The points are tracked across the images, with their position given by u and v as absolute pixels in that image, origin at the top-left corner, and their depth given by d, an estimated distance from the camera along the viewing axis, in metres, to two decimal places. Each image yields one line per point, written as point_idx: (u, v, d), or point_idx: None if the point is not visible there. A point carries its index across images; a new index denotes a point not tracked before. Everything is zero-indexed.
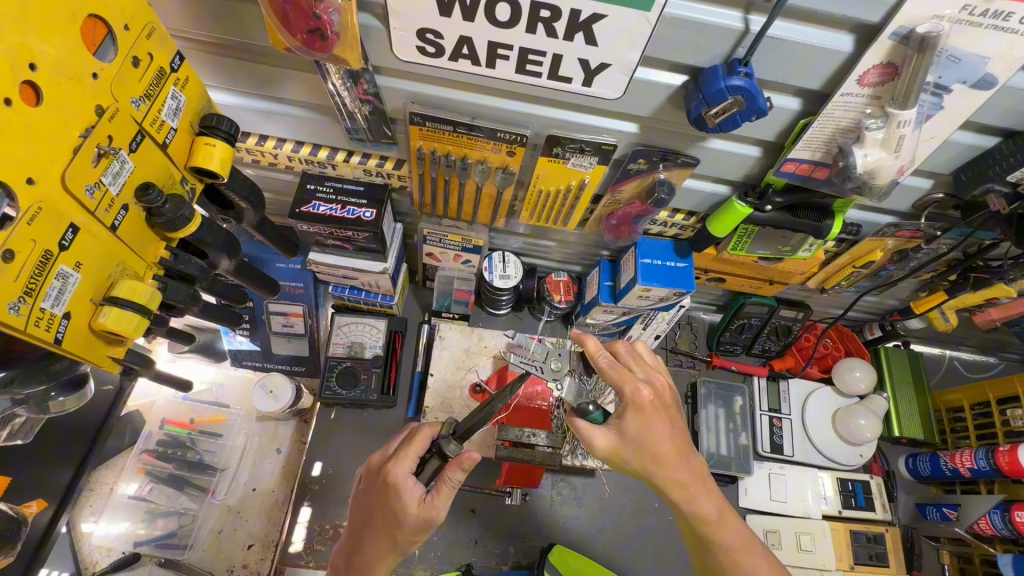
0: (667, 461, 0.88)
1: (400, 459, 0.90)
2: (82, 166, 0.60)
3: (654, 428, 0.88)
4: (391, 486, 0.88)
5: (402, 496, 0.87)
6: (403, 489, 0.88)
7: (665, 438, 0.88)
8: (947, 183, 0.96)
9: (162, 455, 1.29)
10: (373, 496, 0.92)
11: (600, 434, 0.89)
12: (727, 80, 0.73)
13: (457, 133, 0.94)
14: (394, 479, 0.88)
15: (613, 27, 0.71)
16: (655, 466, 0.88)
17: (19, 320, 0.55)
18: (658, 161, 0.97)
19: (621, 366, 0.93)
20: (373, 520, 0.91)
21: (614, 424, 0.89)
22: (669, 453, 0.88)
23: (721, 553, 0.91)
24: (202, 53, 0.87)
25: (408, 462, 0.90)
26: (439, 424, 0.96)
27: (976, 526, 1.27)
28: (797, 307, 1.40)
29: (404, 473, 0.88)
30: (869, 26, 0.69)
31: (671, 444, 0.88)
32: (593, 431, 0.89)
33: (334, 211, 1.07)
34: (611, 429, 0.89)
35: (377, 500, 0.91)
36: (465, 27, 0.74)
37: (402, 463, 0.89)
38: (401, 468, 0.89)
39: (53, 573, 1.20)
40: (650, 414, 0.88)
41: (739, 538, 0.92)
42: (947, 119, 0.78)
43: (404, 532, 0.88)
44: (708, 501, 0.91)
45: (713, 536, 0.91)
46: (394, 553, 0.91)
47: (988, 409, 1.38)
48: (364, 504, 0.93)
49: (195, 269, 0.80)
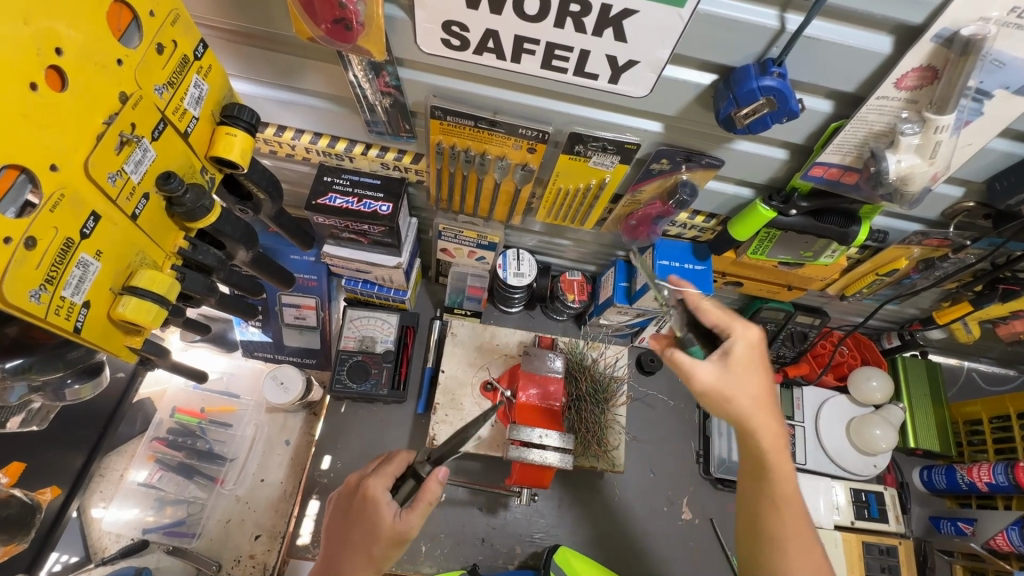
0: (750, 420, 0.79)
1: (376, 476, 0.91)
2: (105, 153, 0.59)
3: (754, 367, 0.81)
4: (366, 499, 0.88)
5: (379, 510, 0.86)
6: (377, 502, 0.87)
7: (743, 395, 0.79)
8: (979, 191, 0.93)
9: (174, 444, 1.30)
10: (347, 514, 0.91)
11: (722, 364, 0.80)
12: (759, 80, 0.71)
13: (478, 128, 0.92)
14: (371, 493, 0.88)
15: (645, 23, 0.69)
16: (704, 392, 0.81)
17: (40, 308, 0.54)
18: (681, 161, 0.95)
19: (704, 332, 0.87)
20: (349, 536, 0.89)
21: (718, 357, 0.81)
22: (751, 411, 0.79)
23: (770, 522, 0.79)
24: (224, 42, 0.87)
25: (384, 479, 0.91)
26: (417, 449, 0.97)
27: (993, 542, 1.24)
28: (813, 314, 1.38)
29: (379, 489, 0.88)
30: (909, 27, 0.67)
31: (750, 401, 0.79)
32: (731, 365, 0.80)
33: (351, 205, 1.07)
34: (715, 360, 0.80)
35: (353, 518, 0.89)
36: (492, 20, 0.72)
37: (379, 479, 0.90)
38: (377, 483, 0.89)
39: (63, 556, 1.21)
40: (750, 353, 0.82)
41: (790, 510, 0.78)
42: (985, 127, 0.76)
43: (377, 548, 0.86)
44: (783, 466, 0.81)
45: (767, 496, 0.80)
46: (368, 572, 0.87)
47: (1008, 423, 1.35)
48: (339, 520, 0.91)
49: (212, 260, 0.79)
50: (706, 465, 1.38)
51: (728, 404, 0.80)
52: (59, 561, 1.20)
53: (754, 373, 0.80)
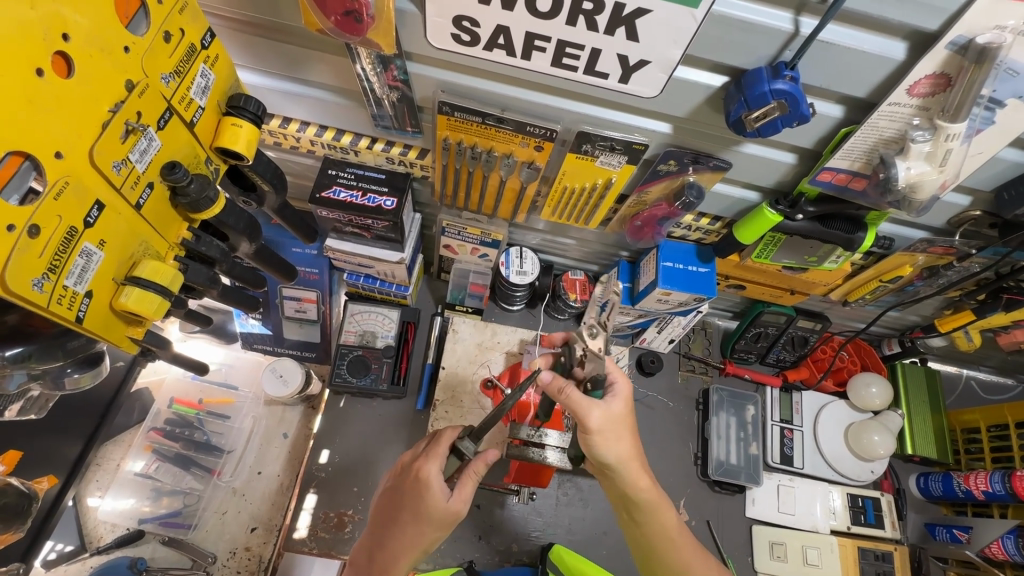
0: (628, 465, 0.95)
1: (430, 458, 0.93)
2: (110, 142, 0.58)
3: (617, 439, 0.94)
4: (422, 482, 0.92)
5: (432, 493, 0.90)
6: (430, 485, 0.91)
7: (620, 446, 0.94)
8: (986, 200, 0.93)
9: (170, 434, 1.32)
10: (396, 492, 0.96)
11: (596, 413, 0.90)
12: (771, 83, 0.71)
13: (485, 125, 0.92)
14: (425, 475, 0.91)
15: (658, 22, 0.68)
16: (591, 439, 0.92)
17: (42, 297, 0.53)
18: (688, 163, 0.95)
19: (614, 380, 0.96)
20: (399, 517, 0.93)
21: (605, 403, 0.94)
22: (624, 459, 0.95)
23: (667, 550, 0.99)
24: (230, 31, 0.86)
25: (438, 462, 0.93)
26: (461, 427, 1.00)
27: (988, 550, 1.25)
28: (815, 319, 1.37)
29: (433, 471, 0.91)
30: (925, 34, 0.66)
31: (625, 449, 0.95)
32: (591, 411, 0.90)
33: (355, 198, 1.06)
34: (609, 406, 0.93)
35: (406, 497, 0.94)
36: (504, 16, 0.72)
37: (435, 462, 0.92)
38: (432, 466, 0.92)
39: (58, 545, 1.22)
40: (619, 427, 0.94)
41: (675, 532, 1.00)
42: (996, 135, 0.75)
43: (429, 526, 0.92)
44: (666, 514, 1.00)
45: (652, 523, 1.00)
46: (419, 548, 0.94)
47: (1006, 432, 1.35)
48: (391, 503, 0.96)
49: (215, 251, 0.78)
50: (704, 468, 1.39)
51: (611, 448, 0.93)
52: (54, 550, 1.21)
53: (626, 426, 0.95)
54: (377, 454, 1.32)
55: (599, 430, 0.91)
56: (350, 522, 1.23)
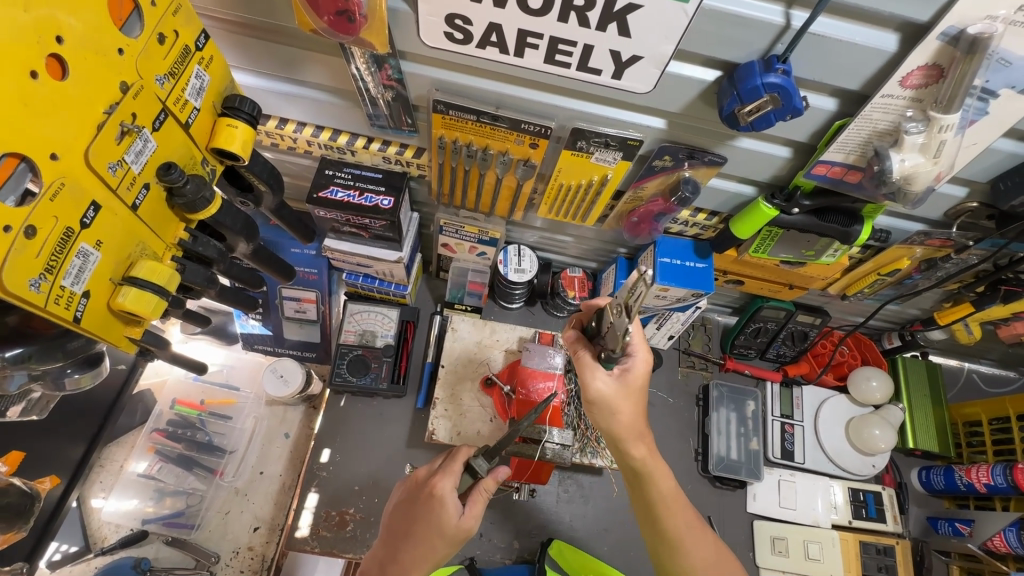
0: (626, 434, 0.93)
1: (445, 474, 0.95)
2: (105, 143, 0.59)
3: (621, 409, 0.92)
4: (436, 498, 0.92)
5: (446, 509, 0.91)
6: (445, 501, 0.92)
7: (623, 414, 0.92)
8: (983, 192, 0.93)
9: (172, 435, 1.32)
10: (410, 506, 0.97)
11: (601, 380, 0.90)
12: (764, 77, 0.71)
13: (480, 122, 0.92)
14: (440, 491, 0.93)
15: (649, 18, 0.69)
16: (596, 407, 0.91)
17: (40, 297, 0.54)
18: (683, 158, 0.95)
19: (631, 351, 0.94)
20: (412, 531, 0.94)
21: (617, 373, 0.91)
22: (626, 429, 0.93)
23: (665, 519, 0.97)
24: (225, 33, 0.86)
25: (452, 479, 0.94)
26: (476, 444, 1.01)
27: (990, 544, 1.25)
28: (814, 313, 1.37)
29: (448, 488, 0.93)
30: (917, 25, 0.66)
31: (628, 418, 0.92)
32: (596, 375, 0.89)
33: (352, 198, 1.06)
34: (614, 378, 0.90)
35: (419, 512, 0.94)
36: (496, 13, 0.72)
37: (449, 480, 0.94)
38: (446, 483, 0.93)
39: (63, 546, 1.23)
40: (623, 400, 0.91)
41: (672, 498, 0.98)
42: (990, 125, 0.75)
43: (442, 542, 0.92)
44: (664, 482, 0.97)
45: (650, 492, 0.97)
46: (431, 561, 0.94)
47: (1007, 424, 1.35)
48: (404, 516, 0.97)
49: (213, 252, 0.79)
50: (705, 464, 1.39)
51: (613, 416, 0.92)
52: (59, 551, 1.22)
53: (636, 396, 0.93)
54: (377, 452, 1.32)
55: (603, 398, 0.90)
56: (351, 521, 1.24)
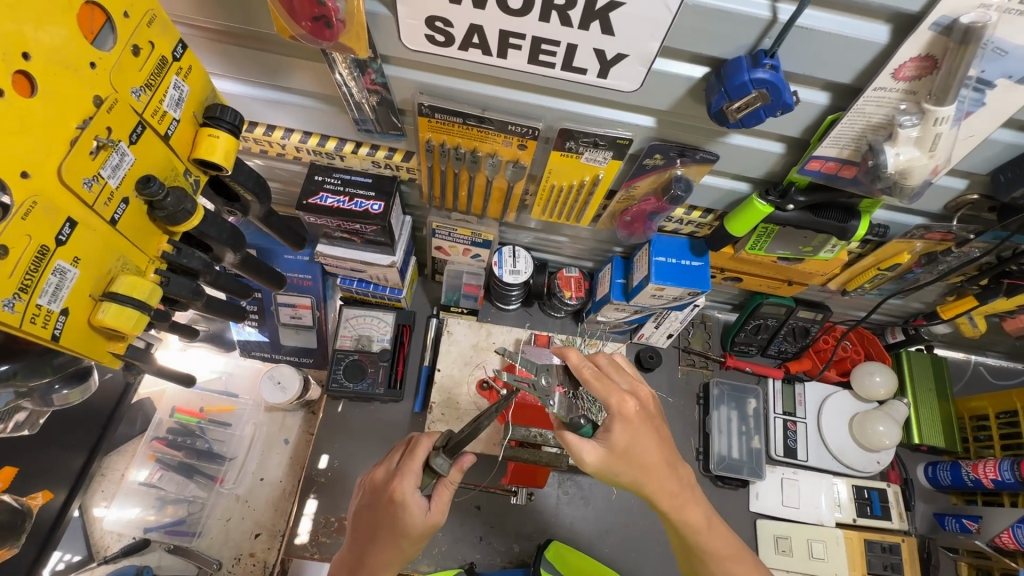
0: (650, 465, 0.89)
1: (404, 475, 0.92)
2: (80, 159, 0.58)
3: (641, 442, 0.88)
4: (398, 502, 0.91)
5: (410, 510, 0.90)
6: (408, 504, 0.90)
7: (643, 448, 0.88)
8: (984, 183, 0.91)
9: (173, 443, 1.32)
10: (372, 508, 0.95)
11: (590, 449, 0.87)
12: (751, 73, 0.69)
13: (467, 125, 0.91)
14: (401, 496, 0.91)
15: (632, 15, 0.67)
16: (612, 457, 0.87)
17: (14, 317, 0.54)
18: (675, 156, 0.93)
19: (608, 376, 0.94)
20: (378, 534, 0.93)
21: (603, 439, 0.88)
22: (648, 464, 0.88)
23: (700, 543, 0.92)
24: (206, 41, 0.85)
25: (412, 479, 0.92)
26: (435, 436, 0.97)
27: (999, 540, 1.22)
28: (815, 309, 1.34)
29: (409, 489, 0.91)
30: (908, 16, 0.64)
31: (650, 446, 0.88)
32: (584, 445, 0.87)
33: (342, 204, 1.05)
34: (599, 443, 0.88)
35: (383, 516, 0.93)
36: (475, 14, 0.71)
37: (409, 480, 0.91)
38: (406, 484, 0.91)
39: (66, 555, 1.23)
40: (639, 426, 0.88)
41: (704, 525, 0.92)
42: (988, 116, 0.73)
43: (409, 541, 0.92)
44: (695, 509, 0.92)
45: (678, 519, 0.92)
46: (401, 560, 0.94)
47: (1015, 418, 1.33)
48: (367, 519, 0.95)
49: (198, 263, 0.78)
50: (706, 463, 1.37)
51: (635, 461, 0.87)
52: (62, 560, 1.23)
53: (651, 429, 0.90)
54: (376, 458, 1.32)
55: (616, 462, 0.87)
56: None
